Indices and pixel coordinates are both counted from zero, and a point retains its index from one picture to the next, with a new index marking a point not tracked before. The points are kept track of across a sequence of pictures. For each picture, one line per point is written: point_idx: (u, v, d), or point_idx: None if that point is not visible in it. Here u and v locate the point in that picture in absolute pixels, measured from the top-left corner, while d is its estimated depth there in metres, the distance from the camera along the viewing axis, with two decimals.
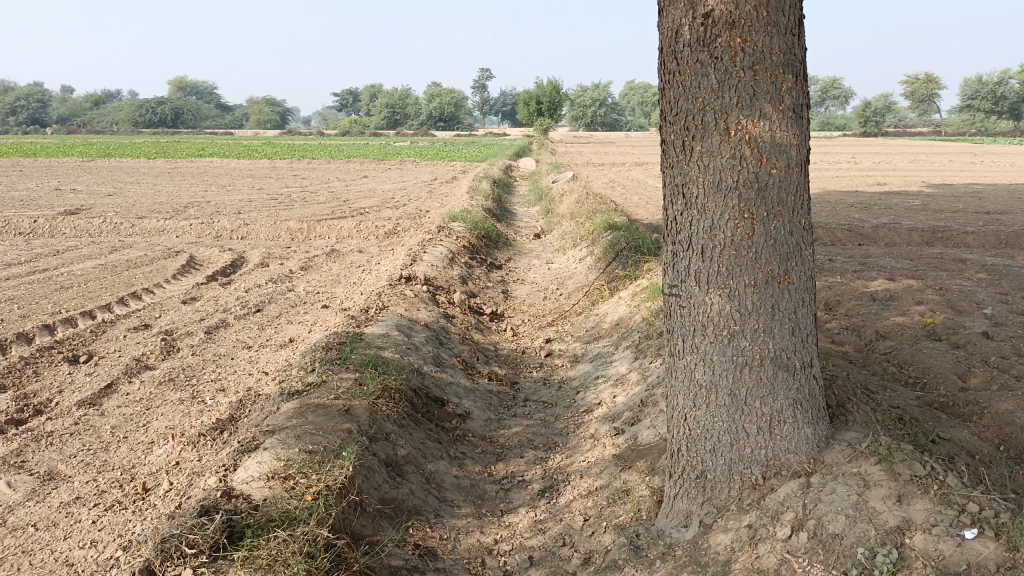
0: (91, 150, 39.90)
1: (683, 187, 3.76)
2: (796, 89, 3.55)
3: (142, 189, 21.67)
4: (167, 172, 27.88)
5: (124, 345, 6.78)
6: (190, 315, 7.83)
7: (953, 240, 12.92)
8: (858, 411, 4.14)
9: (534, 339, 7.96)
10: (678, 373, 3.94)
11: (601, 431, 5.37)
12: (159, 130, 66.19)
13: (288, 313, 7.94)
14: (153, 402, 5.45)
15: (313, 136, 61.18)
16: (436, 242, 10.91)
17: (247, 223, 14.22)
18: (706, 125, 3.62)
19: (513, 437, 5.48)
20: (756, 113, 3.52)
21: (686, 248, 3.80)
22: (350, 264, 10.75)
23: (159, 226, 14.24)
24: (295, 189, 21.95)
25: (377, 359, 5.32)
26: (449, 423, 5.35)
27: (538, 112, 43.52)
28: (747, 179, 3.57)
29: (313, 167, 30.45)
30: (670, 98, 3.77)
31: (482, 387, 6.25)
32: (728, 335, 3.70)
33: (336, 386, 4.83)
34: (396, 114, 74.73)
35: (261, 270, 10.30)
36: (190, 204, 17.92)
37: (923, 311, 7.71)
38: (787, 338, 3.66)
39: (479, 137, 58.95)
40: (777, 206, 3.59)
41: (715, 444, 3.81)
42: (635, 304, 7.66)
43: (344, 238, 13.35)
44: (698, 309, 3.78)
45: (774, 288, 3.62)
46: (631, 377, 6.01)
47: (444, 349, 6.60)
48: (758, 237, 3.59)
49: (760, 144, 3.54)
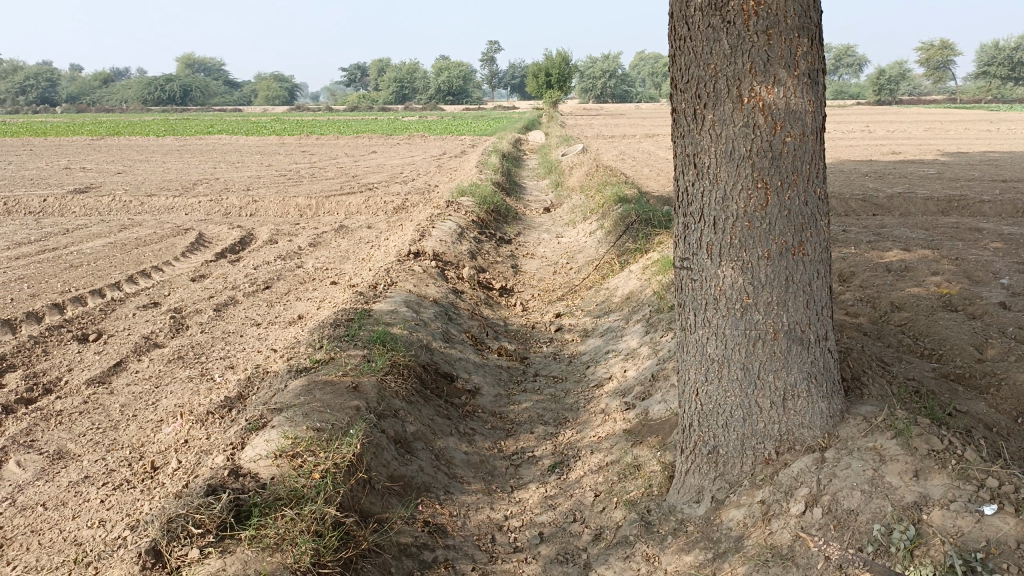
0: (101, 129, 39.89)
1: (695, 157, 3.68)
2: (811, 53, 3.44)
3: (152, 166, 21.65)
4: (176, 149, 27.89)
5: (133, 323, 6.78)
6: (199, 293, 7.82)
7: (970, 209, 12.72)
8: (874, 384, 4.06)
9: (543, 313, 7.91)
10: (689, 347, 3.88)
11: (612, 406, 5.32)
12: (168, 107, 66.13)
13: (296, 289, 7.91)
14: (162, 380, 5.44)
15: (322, 111, 60.92)
16: (445, 216, 10.84)
17: (256, 200, 14.18)
18: (718, 93, 3.52)
19: (523, 413, 5.44)
20: (770, 79, 3.42)
21: (698, 220, 3.72)
22: (359, 239, 10.70)
23: (168, 204, 14.23)
24: (304, 165, 21.89)
25: (386, 336, 5.28)
26: (459, 399, 5.31)
27: (547, 84, 43.11)
28: (760, 148, 3.48)
29: (322, 142, 30.34)
30: (681, 65, 3.67)
31: (491, 362, 6.21)
32: (740, 308, 3.63)
33: (344, 363, 4.79)
34: (404, 88, 74.31)
35: (270, 246, 10.28)
36: (199, 181, 17.90)
37: (939, 281, 7.59)
38: (801, 311, 3.58)
39: (488, 110, 58.55)
40: (791, 175, 3.50)
41: (727, 419, 3.75)
42: (646, 277, 7.58)
43: (353, 214, 13.30)
44: (710, 282, 3.70)
45: (788, 260, 3.54)
46: (642, 352, 5.96)
47: (453, 324, 6.56)
48: (771, 207, 3.51)
49: (774, 112, 3.44)
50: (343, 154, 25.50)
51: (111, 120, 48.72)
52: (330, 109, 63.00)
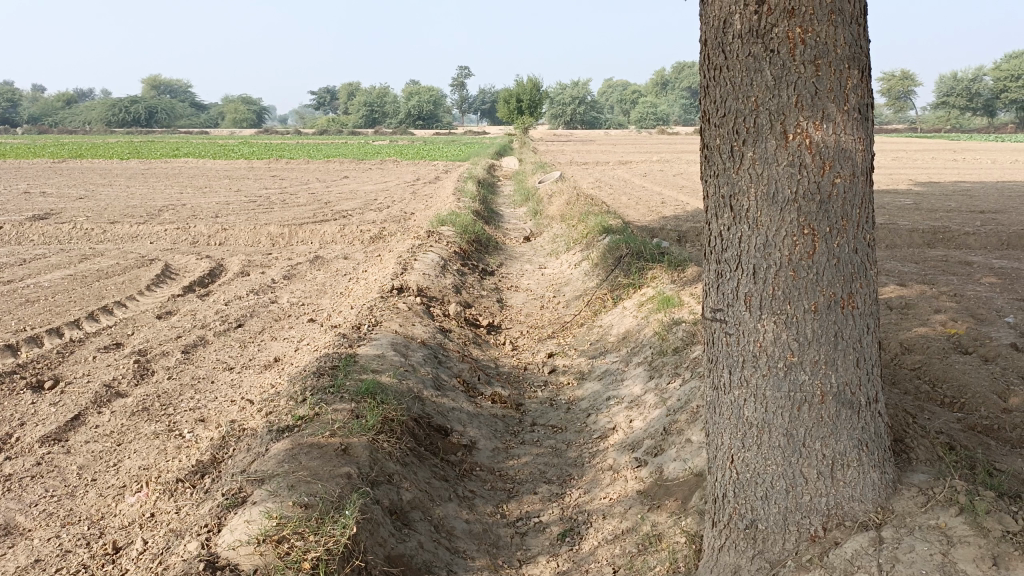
0: (62, 151, 38.77)
1: (731, 199, 3.32)
2: (861, 87, 3.13)
3: (114, 191, 20.92)
4: (140, 172, 27.19)
5: (94, 367, 6.23)
6: (165, 332, 7.27)
7: (954, 241, 12.62)
8: (920, 446, 3.74)
9: (535, 353, 7.50)
10: (723, 408, 3.50)
11: (620, 462, 4.92)
12: (133, 129, 65.16)
13: (271, 328, 7.41)
14: (125, 437, 4.91)
15: (291, 135, 60.10)
16: (425, 247, 10.41)
17: (225, 228, 13.60)
18: (759, 128, 3.17)
19: (523, 469, 5.01)
20: (818, 113, 3.09)
21: (734, 268, 3.35)
22: (335, 272, 10.21)
23: (132, 231, 13.60)
24: (274, 190, 21.36)
25: (375, 387, 4.81)
26: (455, 456, 4.86)
27: (518, 109, 42.91)
28: (807, 189, 3.13)
29: (292, 167, 29.74)
30: (715, 97, 3.33)
31: (485, 410, 5.75)
32: (784, 367, 3.26)
33: (330, 420, 4.31)
34: (374, 113, 74.03)
35: (241, 279, 9.73)
36: (165, 207, 17.26)
37: (944, 320, 7.34)
38: (851, 371, 3.23)
39: (459, 136, 58.29)
40: (841, 220, 3.16)
41: (767, 490, 3.36)
42: (643, 316, 7.23)
43: (327, 244, 12.82)
44: (748, 337, 3.33)
45: (837, 313, 3.19)
46: (648, 400, 5.58)
47: (443, 369, 6.10)
48: (819, 255, 3.16)
49: (822, 150, 3.11)
50: (313, 179, 24.92)
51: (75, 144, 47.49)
52: (300, 132, 62.26)
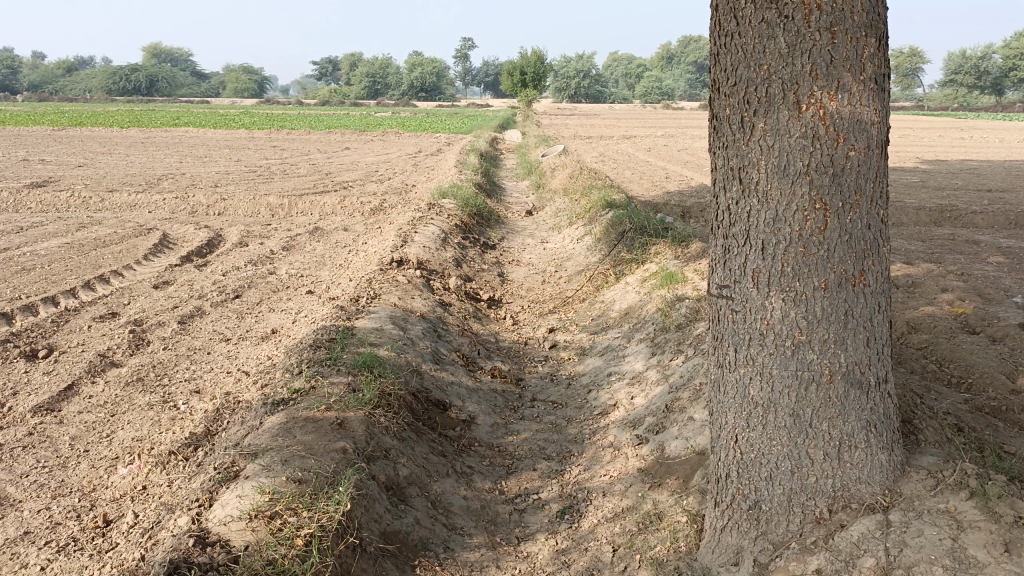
0: (63, 119, 38.46)
1: (740, 172, 3.20)
2: (878, 55, 2.99)
3: (114, 160, 20.75)
4: (140, 141, 26.99)
5: (89, 337, 6.14)
6: (162, 302, 7.18)
7: (961, 220, 12.47)
8: (929, 428, 3.66)
9: (536, 328, 7.41)
10: (727, 387, 3.41)
11: (621, 439, 4.84)
12: (134, 98, 64.64)
13: (269, 300, 7.32)
14: (119, 408, 4.84)
15: (293, 105, 59.64)
16: (426, 219, 10.29)
17: (224, 198, 13.47)
18: (771, 98, 3.04)
19: (522, 445, 4.93)
20: (833, 83, 2.95)
21: (742, 243, 3.24)
22: (334, 243, 10.10)
23: (131, 200, 13.47)
24: (275, 161, 21.19)
25: (372, 360, 4.73)
26: (453, 431, 4.79)
27: (522, 82, 42.49)
28: (819, 162, 3.01)
29: (293, 138, 29.50)
30: (726, 66, 3.20)
31: (485, 385, 5.67)
32: (792, 346, 3.16)
33: (326, 394, 4.23)
34: (377, 84, 73.40)
35: (240, 250, 9.63)
36: (165, 176, 17.11)
37: (951, 300, 7.24)
38: (861, 351, 3.13)
39: (462, 108, 57.85)
40: (854, 195, 3.04)
41: (772, 470, 3.29)
42: (646, 291, 7.13)
43: (327, 215, 12.69)
44: (755, 314, 3.23)
45: (848, 292, 3.08)
46: (650, 377, 5.50)
47: (442, 343, 6.01)
48: (831, 230, 3.04)
49: (836, 121, 2.98)
50: (315, 150, 24.71)
51: (76, 112, 47.14)
52: (301, 103, 61.81)
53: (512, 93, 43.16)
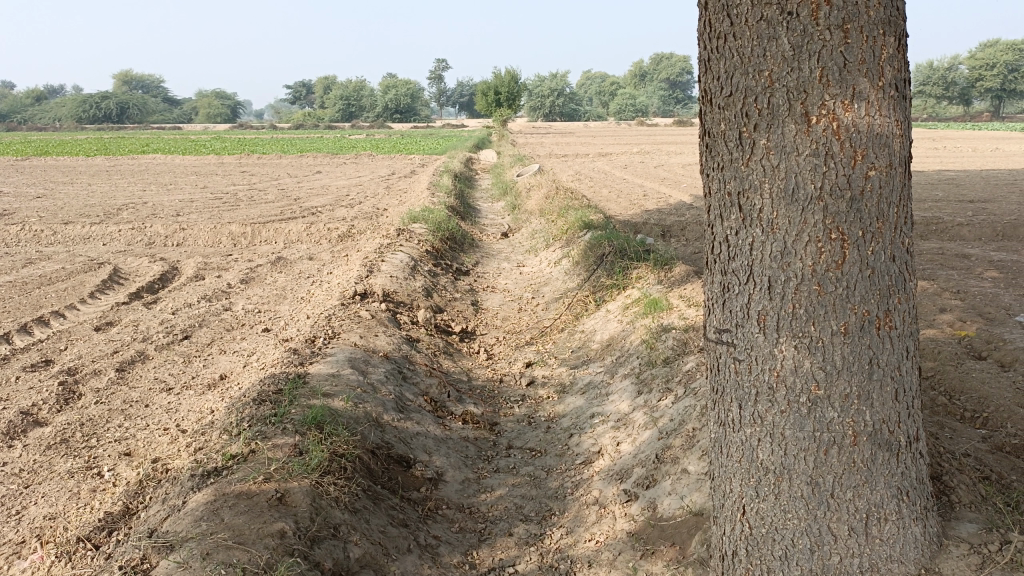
0: (28, 148, 37.54)
1: (739, 197, 2.72)
2: (898, 57, 2.54)
3: (75, 189, 20.07)
4: (104, 170, 26.24)
5: (14, 390, 5.54)
6: (102, 346, 6.58)
7: (948, 233, 12.12)
8: (962, 484, 3.25)
9: (512, 362, 6.88)
10: (731, 449, 2.91)
11: (607, 495, 4.31)
12: (102, 125, 63.76)
13: (221, 340, 6.74)
14: (35, 477, 4.24)
15: (267, 129, 59.04)
16: (395, 247, 9.76)
17: (184, 227, 12.85)
18: (774, 110, 2.57)
19: (496, 505, 4.39)
20: (848, 91, 2.49)
21: (744, 281, 2.75)
22: (297, 274, 9.53)
23: (85, 232, 12.82)
24: (243, 186, 20.58)
25: (323, 415, 4.17)
26: (417, 493, 4.24)
27: (496, 102, 42.18)
28: (834, 184, 2.55)
29: (263, 163, 28.85)
30: (718, 73, 2.72)
31: (455, 433, 5.12)
32: (807, 402, 2.67)
33: (267, 460, 3.67)
34: (351, 107, 72.99)
35: (196, 284, 9.02)
36: (125, 206, 16.45)
37: (952, 321, 6.80)
38: (888, 406, 2.67)
39: (437, 129, 57.47)
40: (876, 222, 2.57)
41: (788, 549, 2.81)
42: (628, 321, 6.64)
43: (293, 243, 12.11)
44: (762, 364, 2.73)
45: (872, 336, 2.62)
46: (637, 420, 4.98)
47: (408, 386, 5.46)
48: (850, 264, 2.57)
49: (852, 136, 2.52)
50: (284, 174, 24.10)
51: (43, 140, 46.20)
52: (275, 126, 61.22)
53: (486, 113, 42.78)
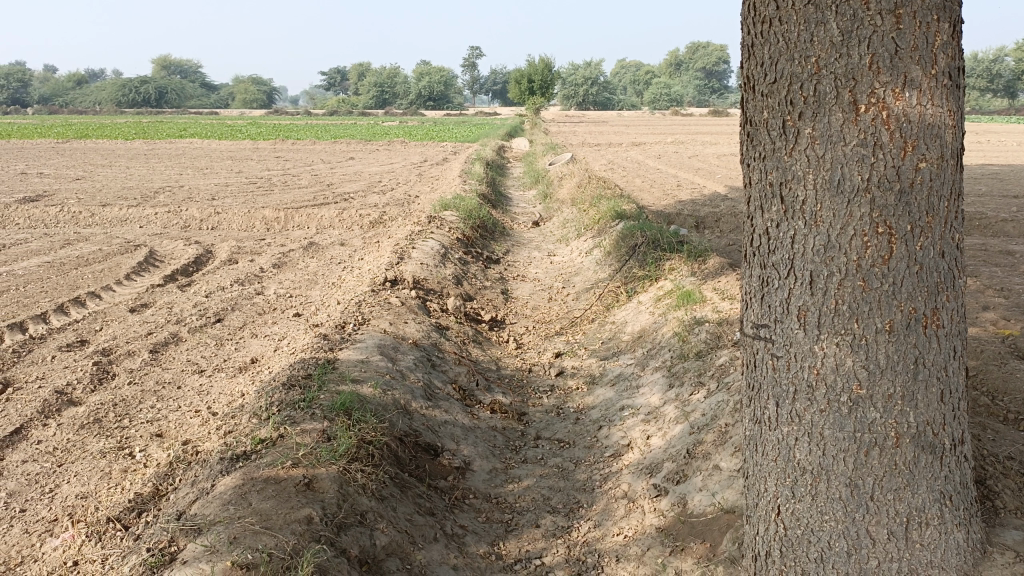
0: (69, 131, 38.14)
1: (782, 187, 2.63)
2: (952, 44, 2.44)
3: (113, 172, 20.37)
4: (142, 153, 26.60)
5: (50, 369, 5.62)
6: (136, 328, 6.65)
7: (991, 228, 11.79)
8: (1007, 490, 3.17)
9: (541, 352, 6.83)
10: (767, 448, 2.83)
11: (636, 489, 4.26)
12: (141, 109, 64.63)
13: (253, 324, 6.77)
14: (68, 456, 4.30)
15: (301, 115, 59.45)
16: (426, 234, 9.75)
17: (219, 211, 12.96)
18: (820, 98, 2.48)
19: (524, 495, 4.35)
20: (899, 78, 2.40)
21: (784, 275, 2.66)
22: (329, 260, 9.55)
23: (122, 214, 13.00)
24: (276, 172, 20.72)
25: (352, 401, 4.16)
26: (444, 481, 4.22)
27: (530, 90, 41.96)
28: (882, 176, 2.45)
29: (297, 148, 29.03)
30: (762, 59, 2.64)
31: (483, 422, 5.09)
32: (848, 401, 2.59)
33: (295, 445, 3.67)
34: (385, 94, 73.16)
35: (229, 268, 9.10)
36: (162, 189, 16.65)
37: (996, 320, 6.61)
38: (933, 408, 2.57)
39: (470, 117, 57.37)
40: (926, 215, 2.47)
41: (823, 551, 2.74)
42: (660, 313, 6.55)
43: (325, 229, 12.16)
44: (802, 361, 2.65)
45: (918, 335, 2.52)
46: (668, 413, 4.91)
47: (437, 374, 5.44)
48: (897, 260, 2.48)
49: (903, 125, 2.42)
50: (317, 160, 24.22)
51: (83, 124, 46.98)
52: (309, 112, 61.60)
53: (519, 101, 42.59)
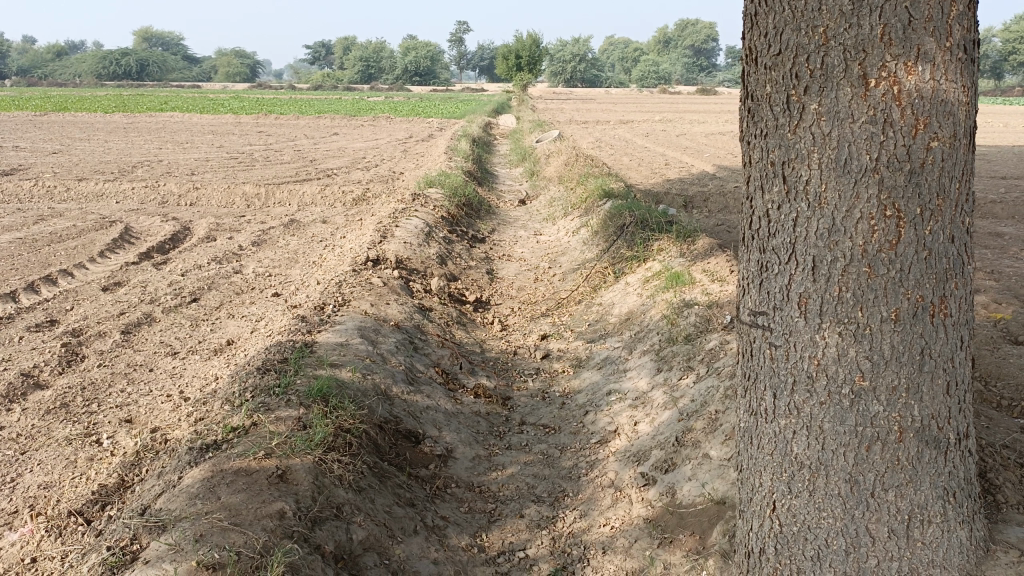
0: (48, 104, 37.34)
1: (784, 166, 2.48)
2: (968, 15, 2.29)
3: (90, 146, 19.91)
4: (121, 127, 26.05)
5: (16, 351, 5.41)
6: (108, 307, 6.44)
7: (980, 210, 11.71)
8: (1009, 483, 3.06)
9: (526, 334, 6.68)
10: (762, 441, 2.70)
11: (623, 477, 4.13)
12: (122, 82, 63.43)
13: (230, 304, 6.58)
14: (32, 443, 4.11)
15: (284, 90, 58.62)
16: (410, 212, 9.54)
17: (198, 187, 12.65)
18: (828, 71, 2.33)
19: (508, 484, 4.21)
20: (912, 51, 2.24)
21: (786, 259, 2.52)
22: (310, 238, 9.33)
23: (98, 188, 12.67)
24: (259, 147, 20.34)
25: (329, 388, 4.00)
26: (425, 470, 4.07)
27: (517, 66, 41.45)
28: (892, 156, 2.31)
29: (280, 123, 28.54)
30: (766, 28, 2.47)
31: (466, 407, 4.95)
32: (850, 394, 2.46)
33: (269, 434, 3.51)
34: (370, 68, 72.18)
35: (206, 245, 8.86)
36: (140, 164, 16.28)
37: (987, 304, 6.51)
38: (938, 401, 2.45)
39: (457, 93, 56.75)
40: (936, 197, 2.33)
41: (820, 549, 2.62)
42: (648, 295, 6.41)
43: (307, 206, 11.91)
44: (801, 351, 2.52)
45: (925, 324, 2.39)
46: (657, 399, 4.78)
47: (419, 357, 5.28)
48: (905, 245, 2.34)
49: (914, 102, 2.27)
50: (301, 136, 23.79)
51: (63, 96, 45.98)
52: (294, 86, 60.70)
53: (507, 77, 42.09)
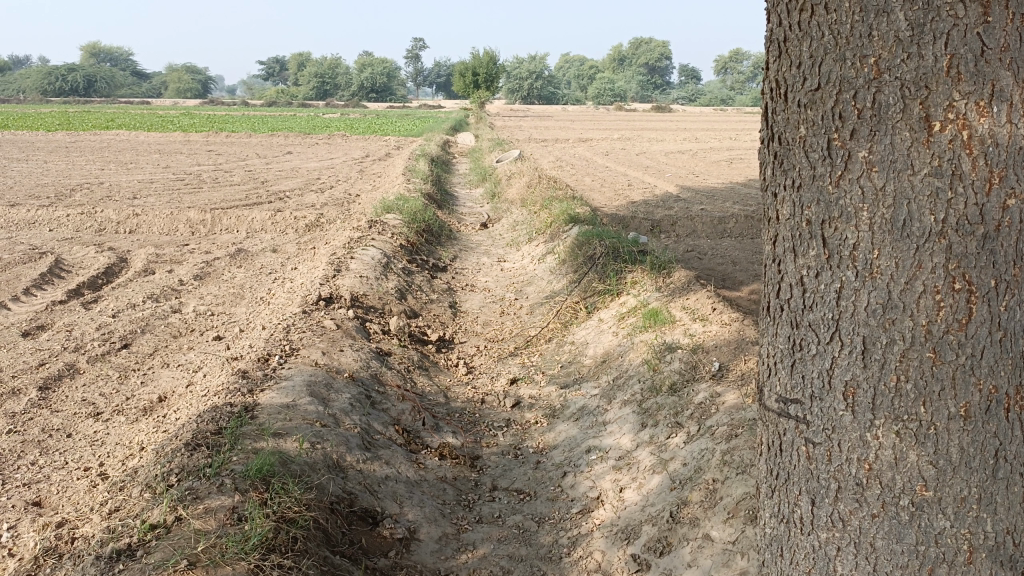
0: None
1: (824, 225, 2.02)
2: None
3: (26, 167, 18.86)
4: (62, 146, 24.94)
5: None
6: (26, 357, 5.75)
7: None
8: None
9: (494, 377, 6.17)
10: (798, 556, 2.28)
11: (611, 561, 3.66)
12: (66, 99, 61.55)
13: (166, 350, 5.94)
14: None
15: (236, 106, 57.34)
16: (366, 241, 8.96)
17: (138, 212, 11.88)
18: (881, 111, 1.87)
19: (480, 569, 3.69)
20: (985, 88, 1.79)
21: (827, 339, 2.06)
22: (257, 270, 8.69)
23: (30, 216, 11.83)
24: (207, 167, 19.54)
25: (270, 467, 3.44)
26: (385, 559, 3.53)
27: (474, 83, 41.03)
28: (962, 217, 1.84)
29: (231, 141, 27.65)
30: (798, 57, 2.02)
31: (430, 473, 4.40)
32: (910, 506, 2.01)
33: (195, 534, 2.95)
34: (326, 84, 71.19)
35: (144, 280, 8.17)
36: (77, 187, 15.38)
37: None
38: (1016, 512, 1.97)
39: (413, 110, 56.21)
40: (1016, 266, 1.85)
41: None
42: (625, 336, 5.95)
43: (256, 233, 11.26)
44: (847, 452, 2.07)
45: (1001, 422, 1.91)
46: (643, 460, 4.30)
47: (376, 415, 4.72)
48: (977, 325, 1.86)
49: (989, 149, 1.80)
50: (252, 155, 23.01)
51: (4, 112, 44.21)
52: (246, 102, 59.46)
53: (464, 94, 41.68)
